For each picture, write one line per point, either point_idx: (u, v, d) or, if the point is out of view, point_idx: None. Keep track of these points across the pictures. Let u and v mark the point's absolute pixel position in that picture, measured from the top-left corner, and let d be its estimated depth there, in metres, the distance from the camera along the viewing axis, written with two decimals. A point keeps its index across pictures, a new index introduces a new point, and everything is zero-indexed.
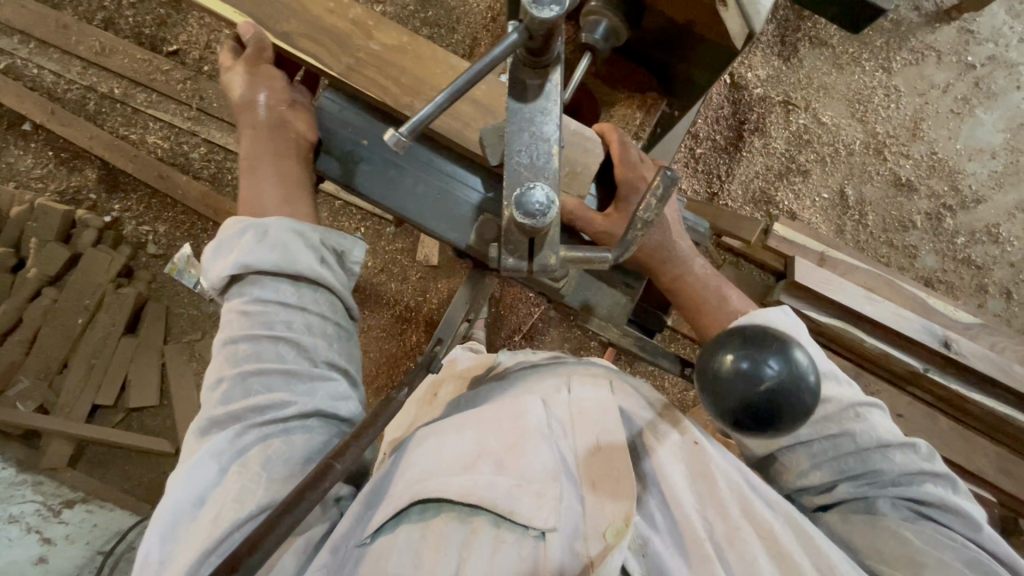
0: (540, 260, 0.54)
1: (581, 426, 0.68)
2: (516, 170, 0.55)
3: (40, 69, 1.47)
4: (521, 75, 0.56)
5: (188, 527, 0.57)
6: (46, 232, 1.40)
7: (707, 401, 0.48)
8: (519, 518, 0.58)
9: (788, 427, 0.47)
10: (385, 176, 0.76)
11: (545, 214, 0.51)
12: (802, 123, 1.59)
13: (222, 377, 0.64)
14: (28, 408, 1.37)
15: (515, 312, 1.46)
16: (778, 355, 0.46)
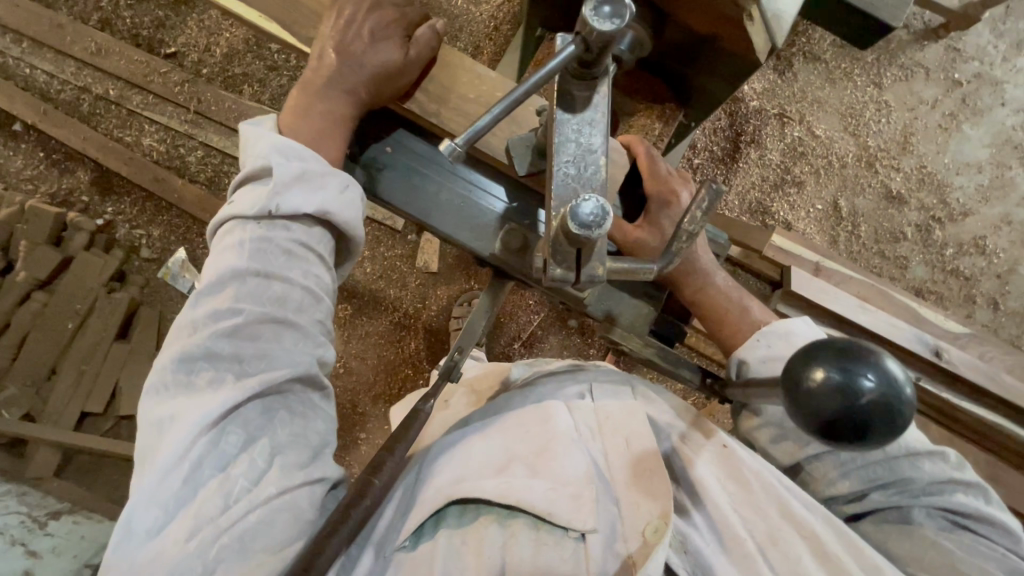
0: (588, 271, 0.53)
1: (608, 431, 0.72)
2: (562, 181, 0.55)
3: (33, 69, 1.44)
4: (570, 87, 0.56)
5: (179, 477, 0.55)
6: (35, 234, 1.37)
7: (796, 412, 0.47)
8: (559, 520, 0.62)
9: (883, 441, 0.46)
10: (409, 184, 0.76)
11: (600, 224, 0.49)
12: (797, 135, 1.62)
13: (221, 312, 0.61)
14: (13, 416, 1.34)
15: (516, 320, 1.46)
16: (875, 369, 0.45)
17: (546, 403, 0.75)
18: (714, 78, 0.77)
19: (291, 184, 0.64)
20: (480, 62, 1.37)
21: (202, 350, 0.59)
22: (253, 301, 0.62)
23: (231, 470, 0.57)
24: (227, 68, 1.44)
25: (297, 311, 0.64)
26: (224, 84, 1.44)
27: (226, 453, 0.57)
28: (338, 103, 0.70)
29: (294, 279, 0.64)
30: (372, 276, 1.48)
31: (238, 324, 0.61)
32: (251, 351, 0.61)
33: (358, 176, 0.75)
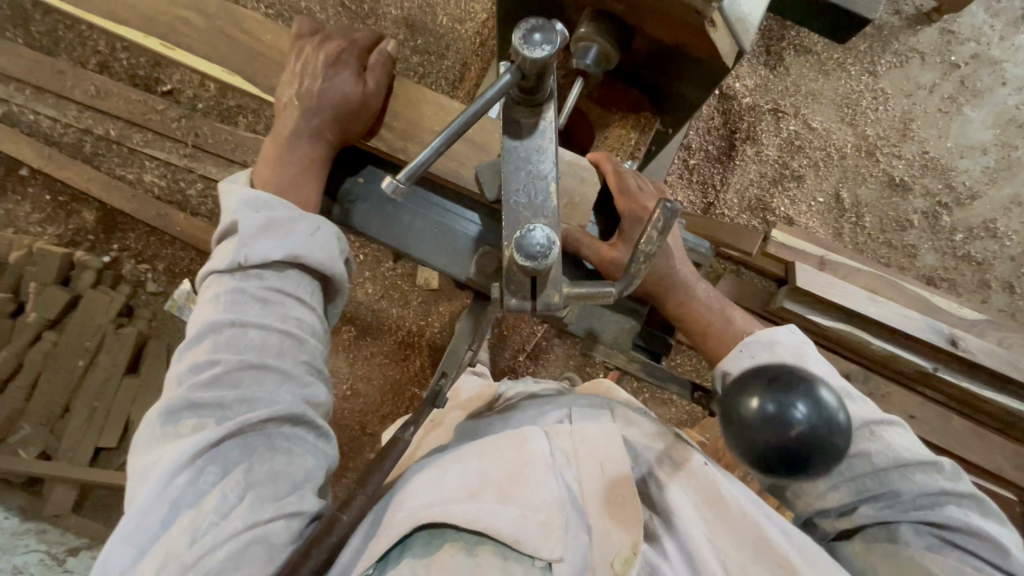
0: (544, 299, 0.55)
1: (585, 454, 0.70)
2: (513, 209, 0.55)
3: (37, 114, 1.49)
4: (514, 115, 0.57)
5: (159, 523, 0.55)
6: (44, 275, 1.40)
7: (733, 445, 0.47)
8: (526, 548, 0.58)
9: (821, 471, 0.46)
10: (382, 213, 0.76)
11: (545, 255, 0.51)
12: (792, 130, 1.60)
13: (203, 362, 0.62)
14: (29, 455, 1.37)
15: (519, 332, 1.45)
16: (807, 399, 0.45)
17: (523, 428, 0.71)
18: (689, 86, 0.76)
19: (259, 232, 0.65)
20: (468, 79, 1.38)
21: (187, 400, 0.60)
22: (230, 352, 0.63)
23: (205, 503, 0.56)
24: (222, 102, 1.47)
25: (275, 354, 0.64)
26: (220, 118, 1.47)
27: (205, 490, 0.57)
28: (304, 146, 0.71)
29: (271, 324, 0.64)
30: (374, 297, 1.48)
31: (219, 373, 0.62)
32: (232, 395, 0.61)
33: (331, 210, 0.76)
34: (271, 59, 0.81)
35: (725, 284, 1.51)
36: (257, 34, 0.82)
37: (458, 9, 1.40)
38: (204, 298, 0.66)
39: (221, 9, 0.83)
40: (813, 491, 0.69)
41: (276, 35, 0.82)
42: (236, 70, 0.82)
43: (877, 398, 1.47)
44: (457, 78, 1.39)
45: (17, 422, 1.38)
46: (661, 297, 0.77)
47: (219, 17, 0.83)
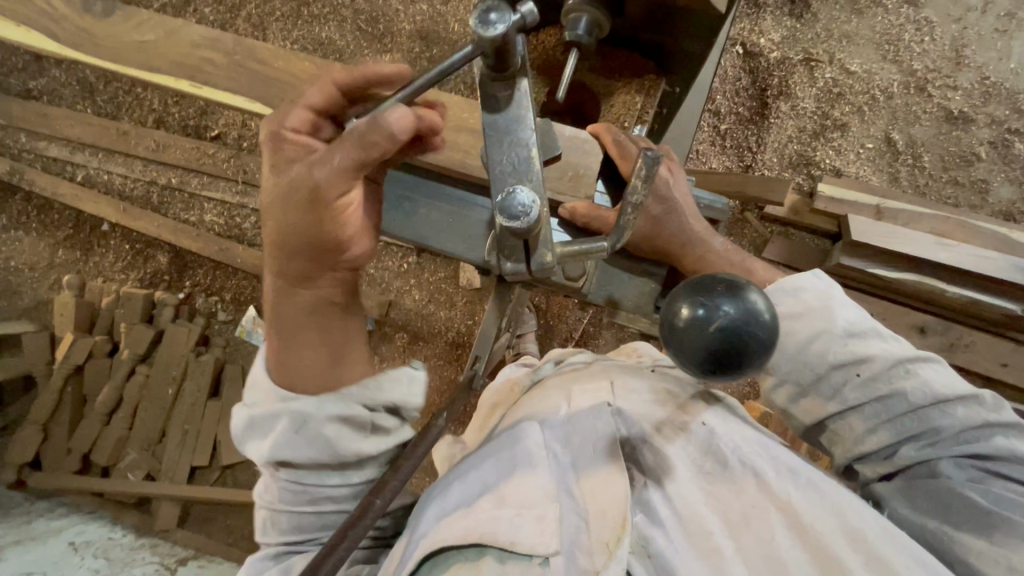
0: (537, 260, 0.53)
1: (579, 440, 0.70)
2: (499, 178, 0.54)
3: (110, 173, 1.66)
4: (490, 89, 0.54)
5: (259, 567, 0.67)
6: (131, 315, 1.55)
7: (674, 357, 0.46)
8: (522, 548, 0.58)
9: (756, 365, 0.45)
10: (398, 211, 0.80)
11: (526, 216, 0.49)
12: (829, 77, 1.51)
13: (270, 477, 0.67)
14: (137, 477, 1.53)
15: (565, 320, 1.46)
16: (732, 299, 0.44)
17: (516, 425, 0.72)
18: (695, 39, 0.75)
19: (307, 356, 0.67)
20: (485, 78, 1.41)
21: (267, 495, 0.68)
22: (265, 433, 0.64)
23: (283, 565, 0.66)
24: (264, 138, 1.58)
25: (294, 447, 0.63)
26: None
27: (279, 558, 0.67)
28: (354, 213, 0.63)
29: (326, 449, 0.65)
30: (421, 302, 1.54)
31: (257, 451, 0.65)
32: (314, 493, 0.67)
33: None
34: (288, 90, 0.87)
35: (776, 247, 1.46)
36: (275, 62, 0.88)
37: (468, 13, 1.44)
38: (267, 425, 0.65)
39: (241, 41, 0.89)
40: (850, 426, 0.69)
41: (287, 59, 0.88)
42: (258, 95, 0.88)
43: (959, 348, 1.37)
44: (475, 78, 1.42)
45: (123, 449, 1.54)
46: (675, 256, 0.76)
47: (248, 50, 0.88)
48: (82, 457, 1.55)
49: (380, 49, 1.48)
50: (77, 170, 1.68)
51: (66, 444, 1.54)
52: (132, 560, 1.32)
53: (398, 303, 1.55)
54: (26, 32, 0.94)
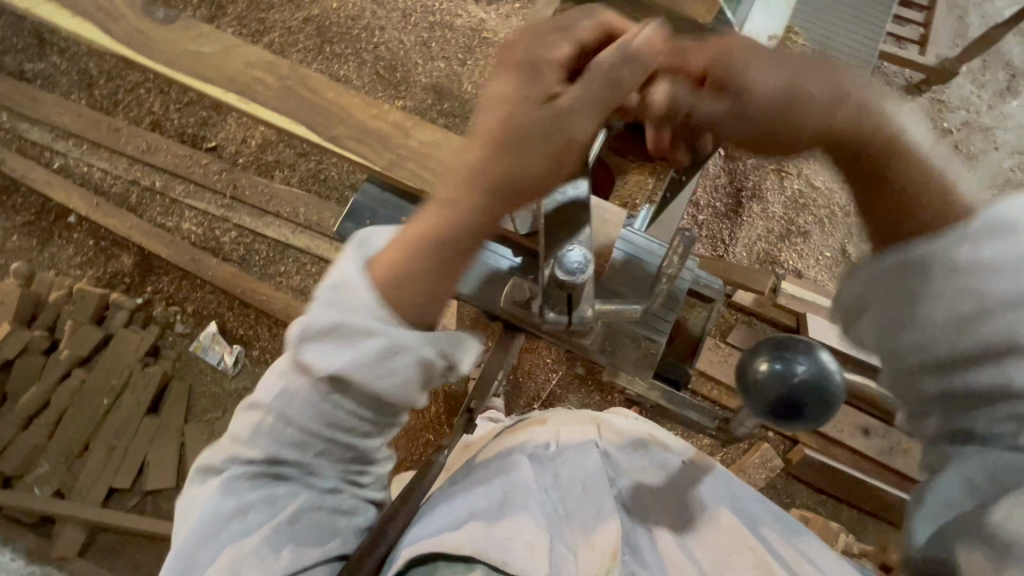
0: (579, 314, 0.60)
1: (567, 478, 0.74)
2: (556, 240, 0.65)
3: (90, 167, 1.61)
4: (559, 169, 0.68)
5: (221, 528, 0.62)
6: (81, 314, 1.46)
7: (749, 398, 0.58)
8: (512, 569, 0.59)
9: (816, 414, 0.56)
10: None
11: (582, 271, 0.57)
12: (796, 188, 1.67)
13: (264, 419, 0.63)
14: (43, 493, 1.35)
15: (534, 379, 1.48)
16: (806, 360, 0.56)
17: (508, 458, 0.75)
18: None
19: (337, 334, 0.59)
20: None
21: (245, 443, 0.64)
22: (339, 343, 0.58)
23: (250, 541, 0.61)
24: (260, 157, 1.60)
25: (361, 368, 0.58)
26: (258, 172, 1.59)
27: (251, 528, 0.62)
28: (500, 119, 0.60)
29: (356, 412, 0.62)
30: None
31: (314, 356, 0.59)
32: (311, 448, 0.63)
33: None
34: (324, 116, 0.90)
35: (738, 333, 1.53)
36: (304, 83, 0.91)
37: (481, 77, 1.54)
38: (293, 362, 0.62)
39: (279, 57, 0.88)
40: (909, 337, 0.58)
41: (339, 91, 0.91)
42: (306, 121, 0.90)
43: (898, 454, 1.42)
44: None
45: (35, 460, 1.38)
46: None
47: (286, 76, 0.91)
48: None
49: (394, 94, 1.55)
50: (56, 158, 1.62)
51: None
52: None
53: None
54: (80, 22, 0.95)
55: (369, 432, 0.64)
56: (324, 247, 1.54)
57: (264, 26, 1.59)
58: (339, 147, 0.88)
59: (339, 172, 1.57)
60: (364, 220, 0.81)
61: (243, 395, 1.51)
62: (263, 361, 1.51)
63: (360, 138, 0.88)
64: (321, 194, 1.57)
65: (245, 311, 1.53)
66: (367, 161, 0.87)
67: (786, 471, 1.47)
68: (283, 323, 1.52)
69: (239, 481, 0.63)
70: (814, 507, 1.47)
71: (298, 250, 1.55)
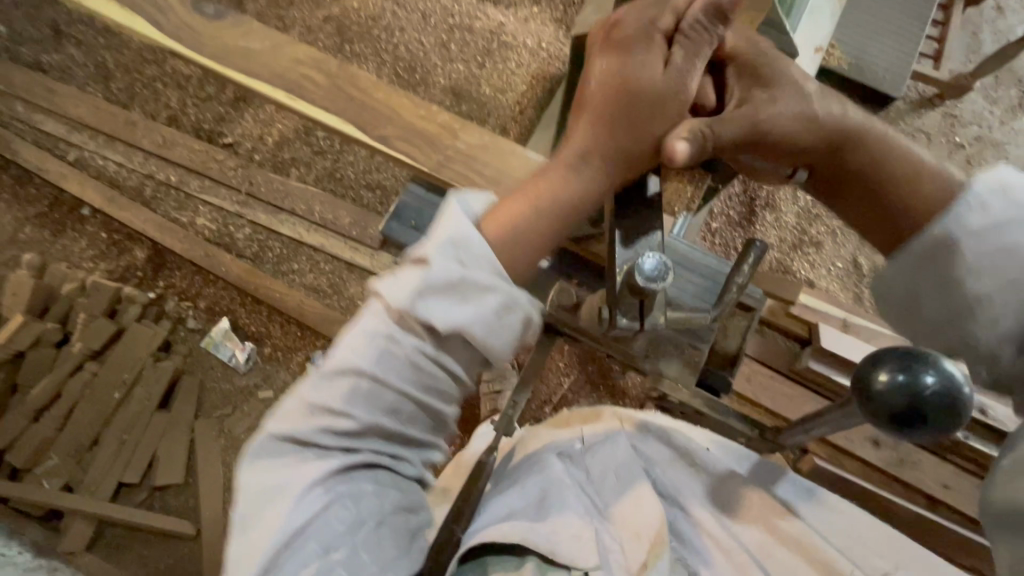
0: (652, 320, 0.58)
1: (599, 473, 0.78)
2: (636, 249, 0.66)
3: (105, 160, 1.61)
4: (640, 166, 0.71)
5: (296, 537, 0.57)
6: (94, 307, 1.44)
7: (864, 411, 0.50)
8: (562, 560, 0.65)
9: (943, 431, 0.48)
10: None
11: (663, 278, 0.53)
12: (809, 199, 1.68)
13: (340, 395, 0.60)
14: (52, 487, 1.34)
15: (546, 383, 1.48)
16: (935, 368, 0.47)
17: (542, 454, 0.79)
18: None
19: (442, 291, 0.59)
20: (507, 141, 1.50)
21: (314, 431, 0.60)
22: (457, 299, 0.60)
23: (327, 546, 0.57)
24: (277, 154, 1.60)
25: (485, 324, 0.60)
26: (274, 169, 1.59)
27: (327, 527, 0.58)
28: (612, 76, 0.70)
29: (449, 372, 0.62)
30: None
31: (429, 311, 0.59)
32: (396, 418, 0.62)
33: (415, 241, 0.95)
34: (363, 112, 0.90)
35: (750, 343, 1.53)
36: (335, 80, 0.91)
37: (500, 80, 1.55)
38: (376, 326, 0.61)
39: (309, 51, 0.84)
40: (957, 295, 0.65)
41: (381, 88, 0.90)
42: (347, 116, 0.90)
43: (906, 465, 1.43)
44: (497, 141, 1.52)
45: (44, 453, 1.37)
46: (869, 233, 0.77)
47: (322, 68, 0.91)
48: None
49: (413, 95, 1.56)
50: (71, 150, 1.62)
51: None
52: None
53: None
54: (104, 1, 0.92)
55: (448, 403, 0.65)
56: (339, 246, 1.54)
57: (284, 24, 1.59)
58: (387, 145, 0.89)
59: (355, 171, 1.58)
60: (408, 221, 0.98)
61: (253, 392, 1.51)
62: (276, 358, 1.52)
63: (408, 139, 0.89)
64: (337, 193, 1.57)
65: (258, 308, 1.53)
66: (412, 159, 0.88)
67: None
68: (296, 320, 1.53)
69: (308, 477, 0.59)
70: None
71: (313, 248, 1.55)
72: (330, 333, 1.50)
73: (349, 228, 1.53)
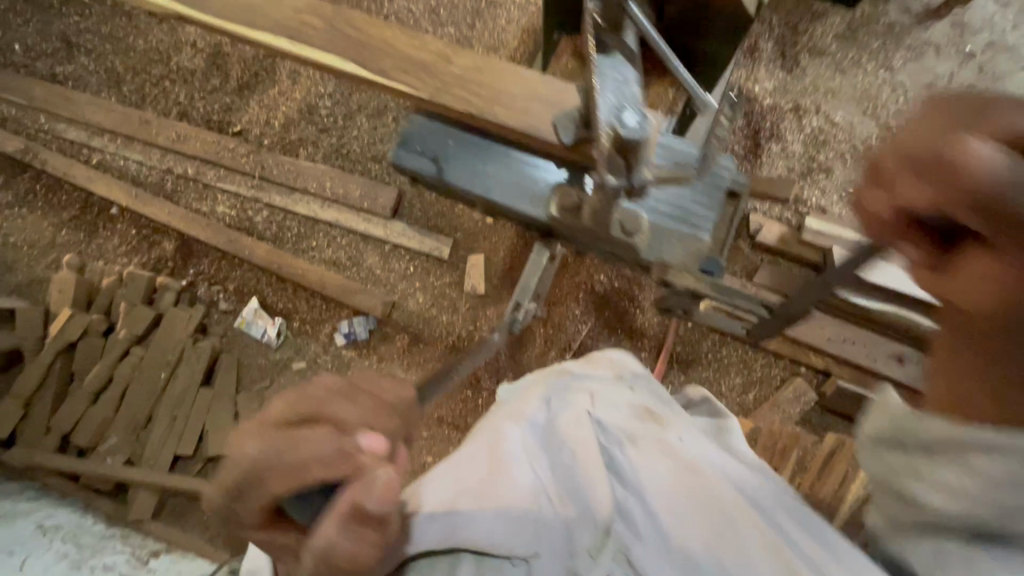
0: (637, 176, 0.70)
1: (557, 445, 0.79)
2: (611, 104, 0.67)
3: (126, 160, 1.69)
4: (604, 38, 0.70)
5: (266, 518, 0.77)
6: (133, 296, 1.54)
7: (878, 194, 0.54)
8: (500, 551, 0.70)
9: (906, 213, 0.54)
10: (471, 168, 0.91)
11: (643, 129, 0.67)
12: (815, 126, 1.66)
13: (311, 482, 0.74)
14: (116, 462, 1.44)
15: (565, 330, 1.53)
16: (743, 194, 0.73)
17: (499, 425, 0.81)
18: None
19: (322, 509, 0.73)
20: None
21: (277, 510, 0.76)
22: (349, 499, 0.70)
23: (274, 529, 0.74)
24: (285, 136, 1.66)
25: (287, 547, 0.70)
26: (283, 151, 1.65)
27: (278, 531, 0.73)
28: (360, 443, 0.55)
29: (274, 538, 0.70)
30: (425, 305, 1.60)
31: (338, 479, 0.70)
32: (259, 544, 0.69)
33: (430, 168, 0.92)
34: (353, 46, 0.85)
35: (764, 273, 1.55)
36: None
37: (492, 39, 1.57)
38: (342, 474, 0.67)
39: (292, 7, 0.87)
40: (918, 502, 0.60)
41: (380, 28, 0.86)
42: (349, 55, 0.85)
43: None
44: None
45: (103, 434, 1.46)
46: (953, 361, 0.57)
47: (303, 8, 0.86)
48: (62, 439, 1.45)
49: None
50: (94, 155, 1.71)
51: (45, 424, 1.44)
52: (100, 547, 1.24)
53: (401, 304, 1.60)
54: None
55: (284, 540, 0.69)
56: (354, 220, 1.61)
57: None
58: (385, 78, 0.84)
59: (360, 145, 1.63)
60: (414, 147, 0.92)
61: (288, 365, 1.59)
62: (305, 331, 1.60)
63: (406, 69, 0.85)
64: (346, 167, 1.63)
65: (284, 286, 1.61)
66: (415, 91, 0.84)
67: (821, 405, 1.49)
68: (320, 294, 1.60)
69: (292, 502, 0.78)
70: None
71: (328, 224, 1.62)
72: (352, 302, 1.58)
73: (361, 200, 1.60)
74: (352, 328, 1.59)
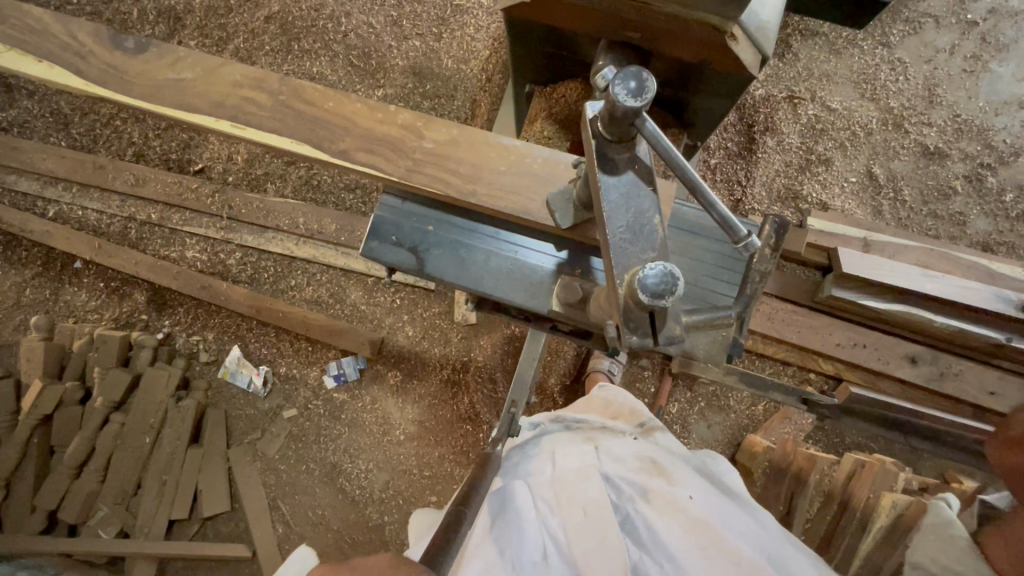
0: (666, 332, 0.54)
1: (566, 501, 0.64)
2: (621, 244, 0.56)
3: (84, 210, 1.59)
4: (608, 153, 0.57)
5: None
6: (106, 359, 1.45)
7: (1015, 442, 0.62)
8: None
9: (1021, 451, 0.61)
10: (456, 257, 0.81)
11: (671, 292, 0.49)
12: (812, 114, 1.56)
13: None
14: (109, 535, 1.40)
15: (563, 355, 1.47)
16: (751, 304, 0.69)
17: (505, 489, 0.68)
18: (709, 94, 0.86)
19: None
20: (479, 116, 1.44)
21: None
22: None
23: None
24: (250, 171, 1.56)
25: None
26: (250, 188, 1.56)
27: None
28: None
29: None
30: (414, 338, 1.52)
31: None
32: None
33: (408, 259, 0.81)
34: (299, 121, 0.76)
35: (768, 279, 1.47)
36: None
37: (461, 49, 1.45)
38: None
39: (231, 74, 0.78)
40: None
41: (338, 101, 0.77)
42: (304, 137, 0.76)
43: (948, 378, 1.38)
44: (468, 116, 1.45)
45: (93, 505, 1.42)
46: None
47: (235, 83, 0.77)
48: (48, 515, 1.41)
49: (373, 84, 1.47)
50: (49, 206, 1.59)
51: (30, 501, 1.39)
52: None
53: (390, 340, 1.52)
54: None
55: None
56: (331, 255, 1.52)
57: (227, 33, 1.51)
58: (345, 161, 0.75)
59: (331, 175, 1.53)
60: (389, 237, 0.82)
61: (278, 413, 1.53)
62: (293, 376, 1.53)
63: (374, 151, 0.75)
64: (317, 200, 1.53)
65: (266, 330, 1.53)
66: (381, 172, 0.75)
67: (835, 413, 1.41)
68: (304, 337, 1.53)
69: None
70: (866, 443, 1.46)
71: (305, 261, 1.53)
72: (337, 343, 1.50)
73: (337, 234, 1.50)
74: (341, 369, 1.52)
